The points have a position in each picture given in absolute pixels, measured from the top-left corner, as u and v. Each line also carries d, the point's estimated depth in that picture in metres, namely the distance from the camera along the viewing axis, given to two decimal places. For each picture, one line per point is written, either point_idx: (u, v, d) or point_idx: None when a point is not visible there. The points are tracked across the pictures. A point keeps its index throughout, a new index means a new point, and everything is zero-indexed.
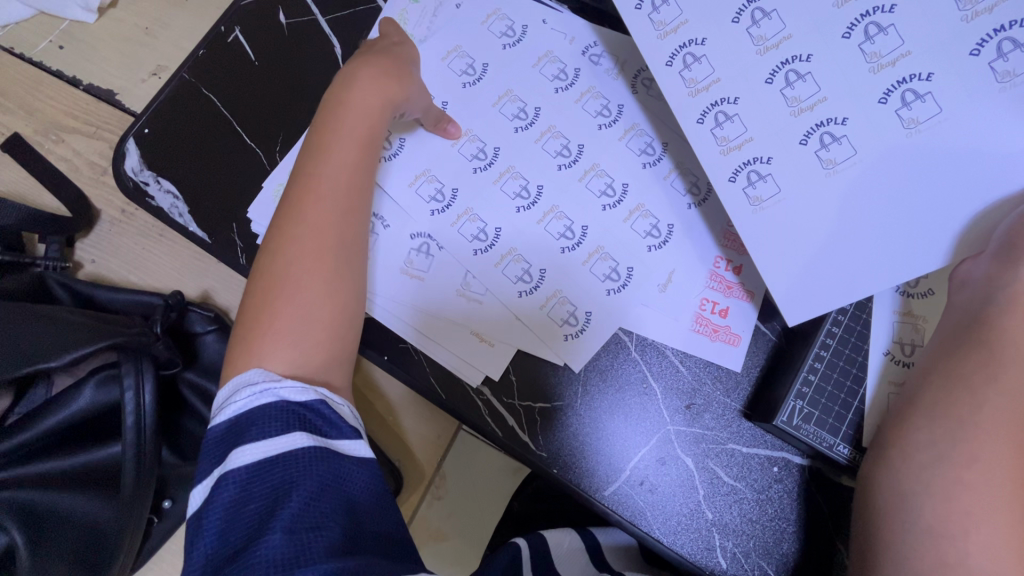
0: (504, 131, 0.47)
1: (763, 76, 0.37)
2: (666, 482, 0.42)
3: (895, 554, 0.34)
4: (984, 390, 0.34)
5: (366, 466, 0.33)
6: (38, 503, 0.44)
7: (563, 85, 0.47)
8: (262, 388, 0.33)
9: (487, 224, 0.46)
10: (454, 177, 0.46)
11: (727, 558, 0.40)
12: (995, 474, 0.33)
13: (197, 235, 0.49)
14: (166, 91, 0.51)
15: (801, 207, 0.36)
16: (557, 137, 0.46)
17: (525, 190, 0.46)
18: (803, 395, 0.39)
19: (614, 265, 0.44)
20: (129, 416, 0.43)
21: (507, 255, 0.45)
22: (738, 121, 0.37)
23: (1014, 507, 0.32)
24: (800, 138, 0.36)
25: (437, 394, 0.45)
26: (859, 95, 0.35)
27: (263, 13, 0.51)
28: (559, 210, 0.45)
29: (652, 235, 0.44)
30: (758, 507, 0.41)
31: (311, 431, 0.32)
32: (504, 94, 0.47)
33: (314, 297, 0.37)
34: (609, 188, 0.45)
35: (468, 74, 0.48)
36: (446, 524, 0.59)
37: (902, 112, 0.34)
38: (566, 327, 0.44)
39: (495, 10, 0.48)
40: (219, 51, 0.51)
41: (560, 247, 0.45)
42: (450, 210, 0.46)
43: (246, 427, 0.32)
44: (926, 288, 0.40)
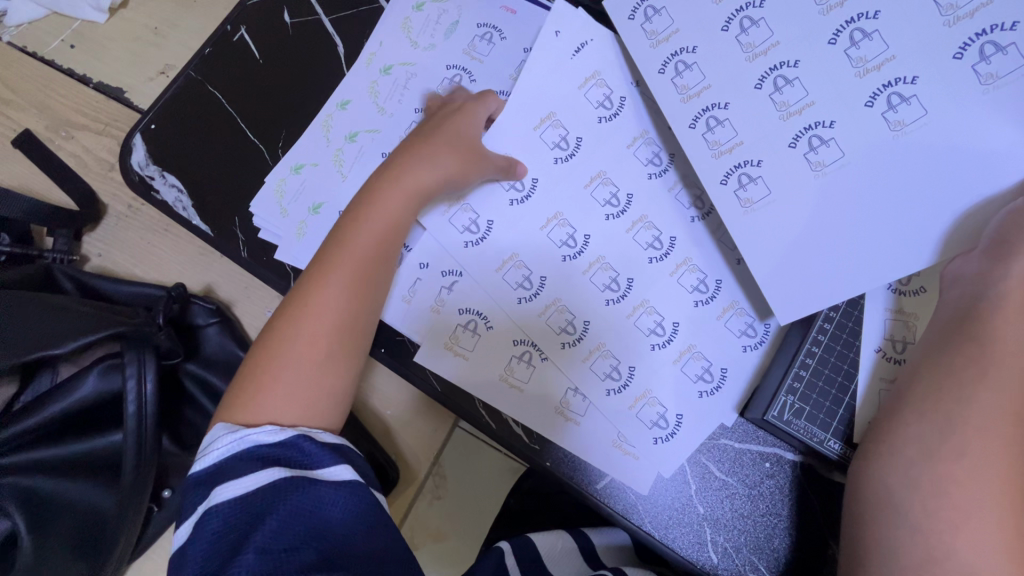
0: (545, 161, 0.45)
1: (752, 82, 0.37)
2: (658, 476, 0.42)
3: (881, 546, 0.34)
4: (974, 386, 0.34)
5: (342, 488, 0.33)
6: (42, 490, 0.45)
7: (657, 171, 0.44)
8: (239, 436, 0.34)
9: (533, 271, 0.45)
10: (543, 265, 0.45)
11: (718, 552, 0.40)
12: (983, 469, 0.33)
13: (201, 229, 0.50)
14: (172, 89, 0.52)
15: (792, 210, 0.37)
16: (607, 184, 0.44)
17: (572, 239, 0.44)
18: (794, 390, 0.39)
19: (706, 364, 0.43)
20: (132, 405, 0.44)
21: (552, 306, 0.44)
22: (729, 126, 0.38)
23: (1006, 502, 0.32)
24: (790, 141, 0.37)
25: (433, 387, 0.46)
26: (847, 97, 0.35)
27: (267, 12, 0.52)
28: (605, 260, 0.44)
29: (699, 291, 0.43)
30: (750, 503, 0.41)
31: (287, 465, 0.33)
32: (597, 176, 0.44)
33: (310, 364, 0.37)
34: (656, 240, 0.44)
35: (561, 148, 0.45)
36: (444, 524, 0.59)
37: (888, 114, 0.34)
38: (609, 381, 0.43)
39: (594, 75, 0.44)
40: (225, 50, 0.52)
41: (605, 299, 0.44)
42: (485, 242, 0.45)
43: (226, 471, 0.33)
44: (918, 286, 0.40)
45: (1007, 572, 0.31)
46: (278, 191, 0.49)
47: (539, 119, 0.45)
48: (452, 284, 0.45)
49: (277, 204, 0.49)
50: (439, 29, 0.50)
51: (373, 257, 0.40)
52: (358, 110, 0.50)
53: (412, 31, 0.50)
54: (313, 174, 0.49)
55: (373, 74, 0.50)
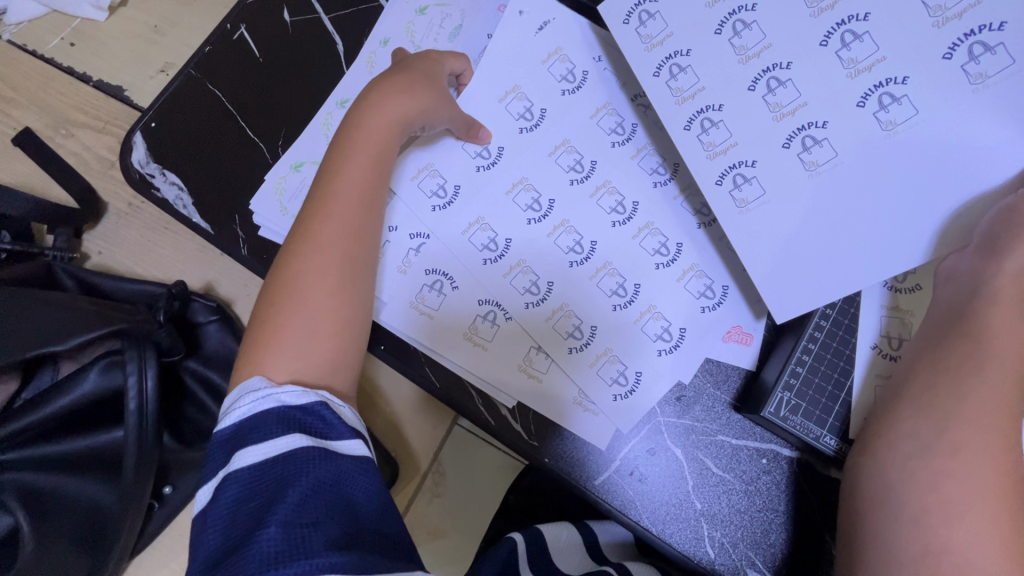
0: (508, 130, 0.45)
1: (746, 85, 0.38)
2: (656, 472, 0.42)
3: (879, 543, 0.34)
4: (968, 381, 0.34)
5: (359, 461, 0.33)
6: (42, 487, 0.45)
7: (620, 139, 0.45)
8: (264, 393, 0.34)
9: (497, 234, 0.45)
10: (508, 227, 0.45)
11: (716, 547, 0.41)
12: (979, 462, 0.33)
13: (201, 227, 0.51)
14: (172, 87, 0.52)
15: (788, 210, 0.37)
16: (570, 152, 0.45)
17: (537, 203, 0.45)
18: (791, 386, 0.39)
19: (665, 325, 0.43)
20: (133, 401, 0.44)
21: (516, 267, 0.45)
22: (723, 126, 0.38)
23: (1002, 497, 0.32)
24: (783, 142, 0.37)
25: (432, 383, 0.46)
26: (839, 97, 0.36)
27: (268, 11, 0.53)
28: (570, 223, 0.44)
29: (660, 253, 0.43)
30: (747, 498, 0.41)
31: (309, 433, 0.33)
32: (560, 145, 0.45)
33: (318, 318, 0.37)
34: (619, 206, 0.44)
35: (525, 119, 0.45)
36: (444, 523, 0.59)
37: (880, 114, 0.35)
38: (570, 340, 0.44)
39: (558, 51, 0.45)
40: (225, 48, 0.53)
41: (568, 261, 0.44)
42: (452, 206, 0.46)
43: (248, 431, 0.33)
44: (914, 283, 0.40)
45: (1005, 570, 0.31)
46: (278, 189, 0.49)
47: (502, 92, 0.45)
48: (420, 246, 0.46)
49: (277, 203, 0.49)
50: (443, 33, 0.50)
51: (363, 209, 0.40)
52: None
53: (415, 35, 0.50)
54: (312, 172, 0.49)
55: None
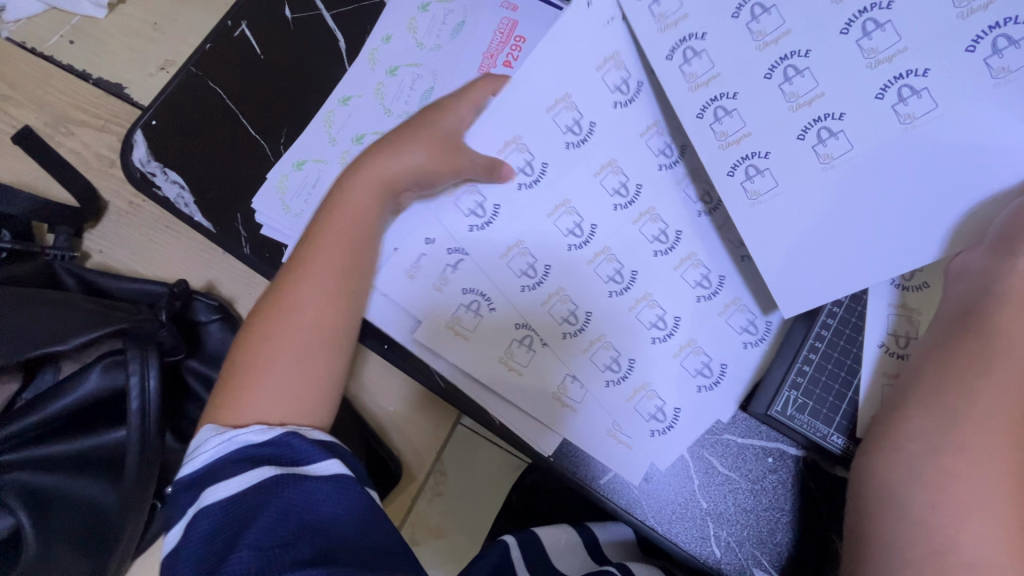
0: (555, 144, 0.41)
1: (762, 72, 0.37)
2: (661, 472, 0.42)
3: (889, 546, 0.34)
4: (977, 380, 0.34)
5: (329, 482, 0.33)
6: (44, 487, 0.45)
7: (667, 162, 0.41)
8: (226, 438, 0.34)
9: (537, 259, 0.42)
10: (549, 252, 0.42)
11: (721, 547, 0.41)
12: (987, 459, 0.33)
13: (203, 226, 0.50)
14: (173, 84, 0.51)
15: (799, 204, 0.37)
16: (616, 173, 0.41)
17: (578, 228, 0.42)
18: (797, 385, 0.39)
19: (704, 359, 0.42)
20: (135, 401, 0.44)
21: (553, 295, 0.42)
22: (737, 115, 0.37)
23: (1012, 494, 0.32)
24: (799, 133, 0.36)
25: (436, 381, 0.46)
26: (858, 90, 0.35)
27: (269, 9, 0.52)
28: (611, 251, 0.42)
29: (702, 286, 0.42)
30: (752, 498, 0.41)
31: (276, 463, 0.33)
32: (609, 164, 0.41)
33: (315, 352, 0.38)
34: (661, 234, 0.42)
35: (574, 133, 0.41)
36: (444, 521, 0.61)
37: (900, 107, 0.34)
38: (608, 372, 0.42)
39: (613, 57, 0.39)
40: (225, 46, 0.52)
41: (607, 291, 0.42)
42: (491, 227, 0.42)
43: (217, 472, 0.33)
44: (921, 281, 0.40)
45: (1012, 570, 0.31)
46: (281, 187, 0.49)
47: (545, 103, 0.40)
48: (457, 262, 0.42)
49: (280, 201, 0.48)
50: (445, 29, 0.50)
51: (353, 245, 0.40)
52: (360, 107, 0.50)
53: (418, 32, 0.50)
54: (315, 171, 0.49)
55: (379, 75, 0.50)
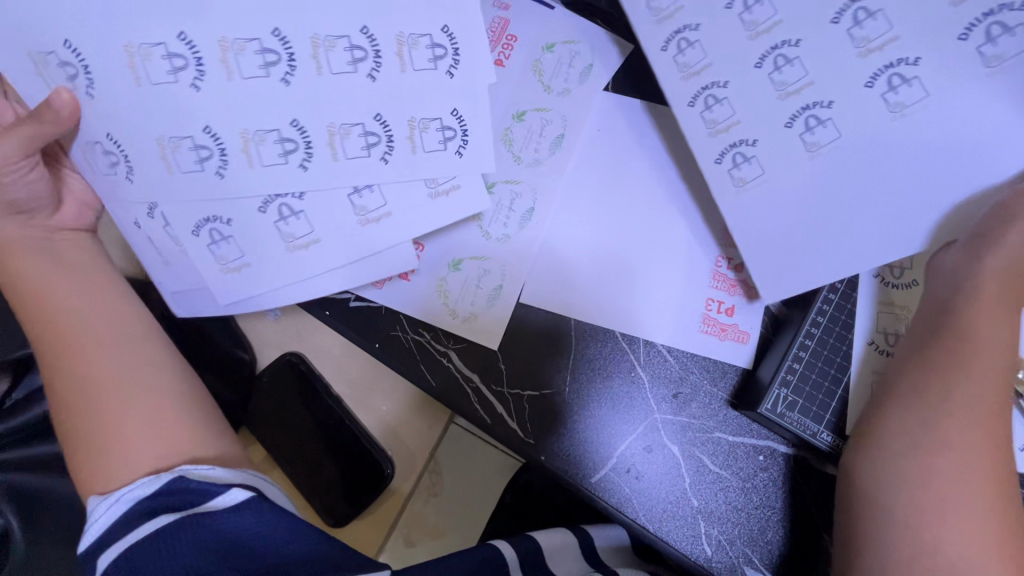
0: (185, 93, 0.36)
1: (753, 61, 0.35)
2: (652, 470, 0.42)
3: (876, 542, 0.34)
4: (956, 376, 0.34)
5: (235, 513, 0.32)
6: (36, 487, 0.46)
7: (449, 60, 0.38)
8: (115, 500, 0.33)
9: (281, 128, 0.38)
10: (290, 104, 0.37)
11: (712, 545, 0.40)
12: (970, 459, 0.33)
13: None
14: None
15: (781, 193, 0.36)
16: (349, 134, 0.38)
17: (286, 142, 0.38)
18: (788, 382, 0.39)
19: (438, 122, 0.40)
20: None
21: (333, 134, 0.38)
22: (727, 104, 0.36)
23: (993, 492, 0.33)
24: (787, 121, 0.35)
25: (428, 382, 0.44)
26: (847, 78, 0.33)
27: None
28: (336, 124, 0.38)
29: (448, 137, 0.40)
30: (744, 496, 0.41)
31: (173, 510, 0.32)
32: (400, 43, 0.37)
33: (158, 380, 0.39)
34: (445, 130, 0.40)
35: (361, 61, 0.37)
36: (441, 522, 0.60)
37: (888, 96, 0.33)
38: (485, 280, 0.45)
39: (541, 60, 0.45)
40: None
41: (380, 157, 0.40)
42: (315, 147, 0.38)
43: (109, 537, 0.32)
44: (909, 279, 0.40)
45: (993, 563, 0.31)
46: None
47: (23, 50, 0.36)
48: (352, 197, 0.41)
49: None
50: None
51: (88, 305, 0.41)
52: None
53: None
54: None
55: None
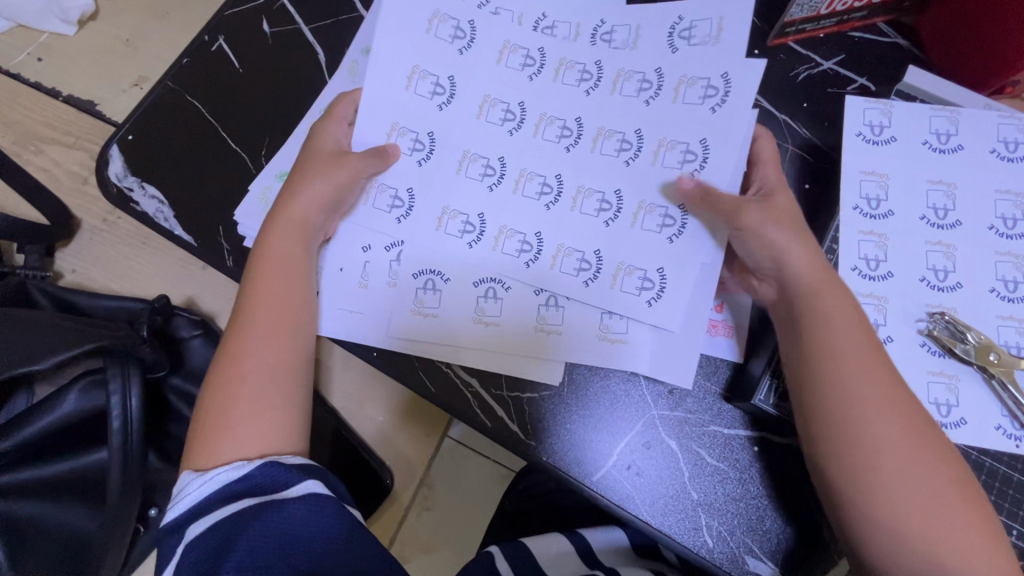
0: (426, 110, 0.46)
1: (565, 147, 0.45)
2: (652, 466, 0.42)
3: (861, 519, 0.35)
4: (836, 350, 0.37)
5: (303, 501, 0.35)
6: (24, 514, 0.44)
7: (513, 126, 0.46)
8: (209, 477, 0.37)
9: (419, 133, 0.46)
10: (426, 121, 0.46)
11: (714, 536, 0.41)
12: (881, 415, 0.35)
13: (183, 239, 0.49)
14: (150, 99, 0.52)
15: (646, 250, 0.44)
16: (476, 161, 0.46)
17: (418, 142, 0.46)
18: (778, 373, 0.41)
19: (542, 180, 0.45)
20: (116, 419, 0.43)
21: (464, 158, 0.46)
22: (594, 198, 0.45)
23: (918, 437, 0.35)
24: (626, 161, 0.45)
25: (428, 390, 0.45)
26: (632, 110, 0.45)
27: (246, 24, 0.53)
28: (472, 152, 0.46)
29: (545, 193, 0.45)
30: (741, 487, 0.42)
31: (255, 493, 0.36)
32: (463, 157, 0.46)
33: (281, 380, 0.40)
34: (508, 113, 0.46)
35: (587, 80, 0.46)
36: (434, 536, 0.62)
37: (640, 93, 0.45)
38: (483, 303, 0.45)
39: (487, 99, 0.46)
40: (203, 59, 0.52)
41: (415, 161, 0.46)
42: (485, 236, 0.45)
43: (202, 510, 0.36)
44: (886, 271, 0.42)
45: (935, 499, 0.34)
46: (263, 198, 0.48)
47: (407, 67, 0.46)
48: (428, 283, 0.45)
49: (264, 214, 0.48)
50: None
51: (276, 284, 0.42)
52: None
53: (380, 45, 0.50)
54: None
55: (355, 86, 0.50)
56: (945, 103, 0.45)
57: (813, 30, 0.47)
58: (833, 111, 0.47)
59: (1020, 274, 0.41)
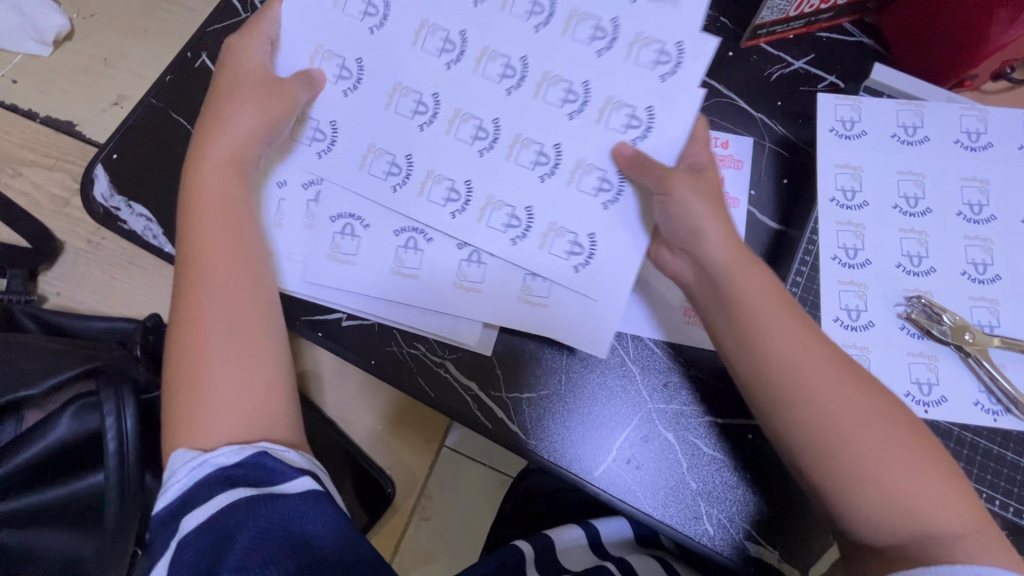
0: (354, 32, 0.44)
1: (504, 91, 0.43)
2: (650, 458, 0.43)
3: (853, 512, 0.33)
4: (766, 325, 0.36)
5: (305, 498, 0.35)
6: (17, 543, 0.43)
7: (453, 57, 0.44)
8: (198, 462, 0.35)
9: (347, 58, 0.45)
10: (356, 51, 0.45)
11: (714, 524, 0.42)
12: (824, 385, 0.35)
13: (174, 256, 0.49)
14: (133, 116, 0.51)
15: (577, 211, 0.43)
16: (407, 95, 0.44)
17: (344, 70, 0.45)
18: None
19: (478, 122, 0.44)
20: (112, 442, 0.42)
21: (394, 90, 0.44)
22: (526, 147, 0.44)
23: (873, 406, 0.34)
24: (569, 114, 0.43)
25: (427, 396, 0.45)
26: (581, 58, 0.42)
27: (228, 39, 0.53)
28: (403, 85, 0.44)
29: (480, 138, 0.44)
30: (738, 474, 0.43)
31: (251, 484, 0.35)
32: (394, 91, 0.45)
33: (247, 319, 0.39)
34: (419, 105, 0.44)
35: (537, 14, 0.43)
36: (433, 546, 0.62)
37: (592, 40, 0.42)
38: (463, 273, 0.45)
39: (425, 25, 0.44)
40: (185, 74, 0.52)
41: (341, 91, 0.45)
42: (412, 181, 0.45)
43: (192, 500, 0.34)
44: (864, 259, 0.44)
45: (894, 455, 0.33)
46: None
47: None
48: (410, 241, 0.45)
49: None
50: None
51: (227, 242, 0.41)
52: None
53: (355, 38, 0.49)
54: None
55: None
56: (910, 98, 0.47)
57: (784, 31, 0.49)
58: (806, 107, 0.49)
59: (988, 257, 0.43)
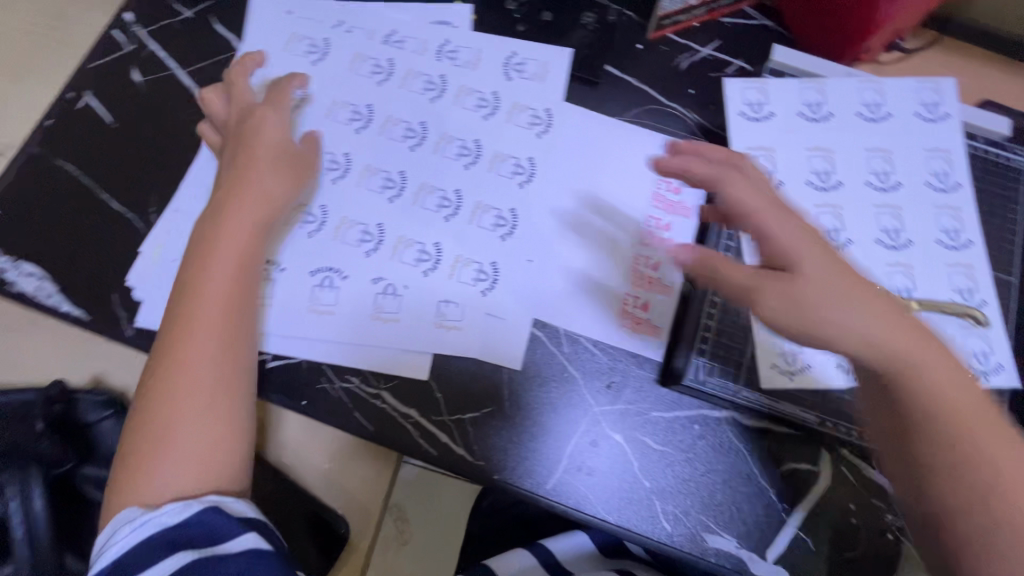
0: None
1: (410, 148, 0.47)
2: (601, 463, 0.43)
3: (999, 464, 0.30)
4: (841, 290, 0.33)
5: (245, 556, 0.32)
6: None
7: (362, 124, 0.48)
8: (137, 523, 0.33)
9: None
10: None
11: (671, 520, 0.42)
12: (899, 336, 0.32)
13: (72, 315, 0.44)
14: (14, 168, 0.47)
15: (483, 242, 0.45)
16: (320, 155, 0.47)
17: None
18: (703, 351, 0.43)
19: (386, 174, 0.46)
20: (19, 527, 0.41)
21: None
22: (436, 194, 0.46)
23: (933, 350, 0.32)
24: (468, 165, 0.47)
25: (366, 430, 0.43)
26: (476, 124, 0.48)
27: (115, 77, 0.50)
28: (318, 148, 0.47)
29: (388, 187, 0.46)
30: (689, 466, 0.43)
31: (192, 546, 0.32)
32: None
33: (236, 387, 0.37)
34: (333, 161, 0.47)
35: (432, 89, 0.49)
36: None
37: (482, 108, 0.49)
38: (382, 302, 0.44)
39: (336, 102, 0.48)
40: (69, 118, 0.49)
41: None
42: (326, 226, 0.45)
43: (128, 565, 0.32)
44: None
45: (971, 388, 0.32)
46: (157, 258, 0.45)
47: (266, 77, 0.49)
48: (325, 279, 0.44)
49: (163, 273, 0.44)
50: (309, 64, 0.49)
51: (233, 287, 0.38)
52: None
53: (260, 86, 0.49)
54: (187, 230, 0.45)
55: None
56: (812, 76, 0.48)
57: (688, 20, 0.51)
58: (716, 93, 0.50)
59: (898, 224, 0.45)
